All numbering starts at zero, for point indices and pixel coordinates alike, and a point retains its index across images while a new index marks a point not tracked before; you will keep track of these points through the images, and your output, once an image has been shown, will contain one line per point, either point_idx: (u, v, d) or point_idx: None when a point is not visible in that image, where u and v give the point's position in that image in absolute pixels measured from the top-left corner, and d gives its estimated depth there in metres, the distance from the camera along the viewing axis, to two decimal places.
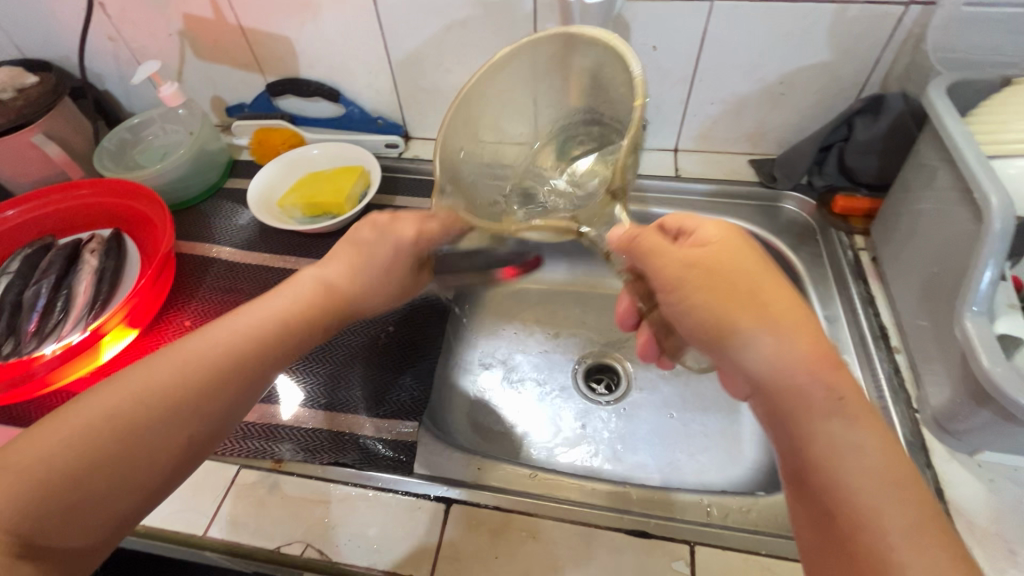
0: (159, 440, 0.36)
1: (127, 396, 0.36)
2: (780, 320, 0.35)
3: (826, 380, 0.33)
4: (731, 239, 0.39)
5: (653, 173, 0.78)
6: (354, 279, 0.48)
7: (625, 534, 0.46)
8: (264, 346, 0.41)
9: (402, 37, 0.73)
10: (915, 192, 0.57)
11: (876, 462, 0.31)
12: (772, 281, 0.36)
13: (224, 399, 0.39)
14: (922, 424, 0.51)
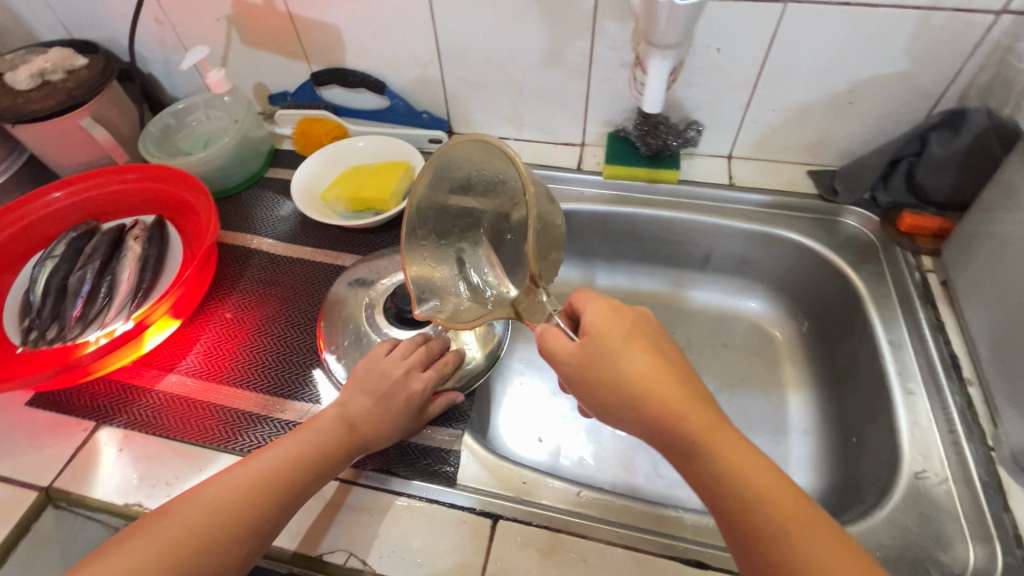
0: (218, 557, 0.39)
1: (155, 549, 0.38)
2: (642, 396, 0.39)
3: (693, 420, 0.38)
4: (601, 312, 0.42)
5: (706, 180, 0.75)
6: (385, 398, 0.49)
7: (681, 563, 0.45)
8: (305, 467, 0.45)
9: (454, 30, 0.71)
10: (997, 216, 0.54)
11: (747, 475, 0.36)
12: (641, 344, 0.40)
13: (239, 550, 0.40)
14: (999, 465, 0.48)
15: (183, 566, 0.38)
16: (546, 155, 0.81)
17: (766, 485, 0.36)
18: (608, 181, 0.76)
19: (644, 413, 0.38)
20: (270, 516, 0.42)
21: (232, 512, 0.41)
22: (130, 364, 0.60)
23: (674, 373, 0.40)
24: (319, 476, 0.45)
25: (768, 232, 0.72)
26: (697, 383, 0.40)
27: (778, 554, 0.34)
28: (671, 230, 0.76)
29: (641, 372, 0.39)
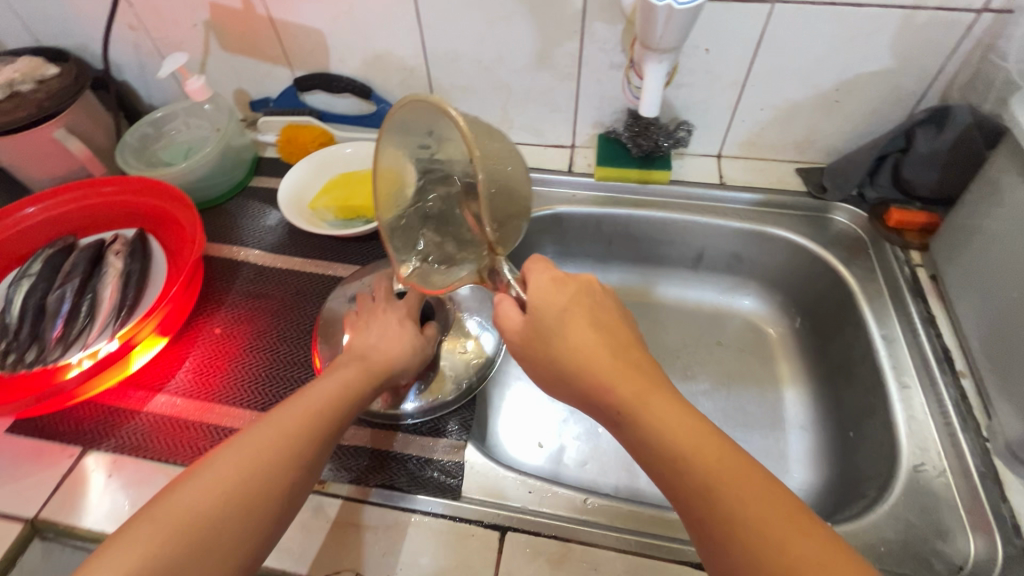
0: (274, 488, 0.39)
1: (206, 493, 0.37)
2: (586, 365, 0.39)
3: (621, 389, 0.38)
4: (543, 283, 0.42)
5: (696, 179, 0.75)
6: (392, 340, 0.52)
7: (692, 568, 0.44)
8: (344, 401, 0.45)
9: (441, 33, 0.70)
10: (984, 211, 0.55)
11: (679, 438, 0.36)
12: (579, 317, 0.41)
13: (294, 478, 0.40)
14: (995, 455, 0.49)
15: (242, 503, 0.37)
16: (537, 157, 0.80)
17: (697, 445, 0.36)
18: (600, 182, 0.76)
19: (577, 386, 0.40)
20: (320, 445, 0.42)
21: (276, 446, 0.40)
22: (116, 385, 0.58)
23: (610, 345, 0.40)
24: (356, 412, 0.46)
25: (759, 230, 0.72)
26: (637, 351, 0.41)
27: (705, 512, 0.34)
28: (664, 230, 0.76)
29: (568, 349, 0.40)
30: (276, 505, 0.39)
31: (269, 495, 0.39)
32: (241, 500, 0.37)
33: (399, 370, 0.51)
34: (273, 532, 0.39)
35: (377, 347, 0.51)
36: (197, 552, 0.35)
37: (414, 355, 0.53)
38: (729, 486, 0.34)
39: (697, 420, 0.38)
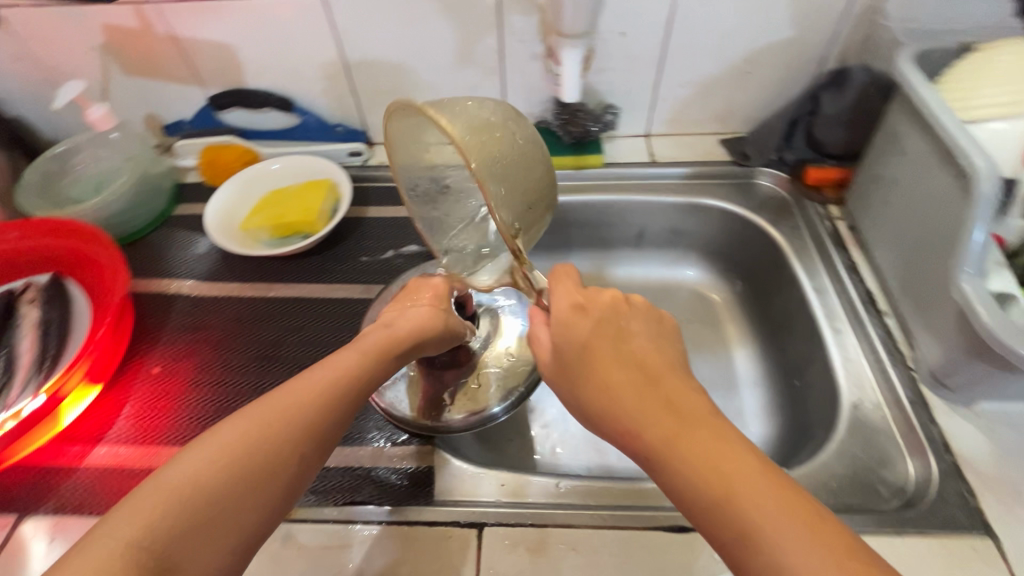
0: (284, 456, 0.36)
1: (211, 459, 0.34)
2: (611, 394, 0.37)
3: (659, 427, 0.35)
4: (565, 315, 0.41)
5: (629, 160, 0.77)
6: (421, 317, 0.50)
7: (666, 532, 0.46)
8: (361, 372, 0.43)
9: (358, 37, 0.68)
10: (888, 161, 0.59)
11: (714, 477, 0.32)
12: (600, 352, 0.39)
13: (306, 449, 0.37)
14: (919, 381, 0.53)
15: (250, 470, 0.35)
16: None
17: (740, 483, 0.31)
18: None
19: (604, 429, 0.38)
20: (336, 415, 0.40)
21: (284, 414, 0.38)
22: (48, 443, 0.53)
23: (636, 378, 0.37)
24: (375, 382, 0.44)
25: (693, 202, 0.75)
26: (669, 379, 0.37)
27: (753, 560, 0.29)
28: (604, 213, 0.78)
29: (585, 386, 0.39)
30: (286, 476, 0.36)
31: (280, 462, 0.36)
32: (251, 465, 0.35)
33: (424, 342, 0.50)
34: (283, 504, 0.36)
35: (404, 316, 0.50)
36: (196, 520, 0.32)
37: (442, 333, 0.52)
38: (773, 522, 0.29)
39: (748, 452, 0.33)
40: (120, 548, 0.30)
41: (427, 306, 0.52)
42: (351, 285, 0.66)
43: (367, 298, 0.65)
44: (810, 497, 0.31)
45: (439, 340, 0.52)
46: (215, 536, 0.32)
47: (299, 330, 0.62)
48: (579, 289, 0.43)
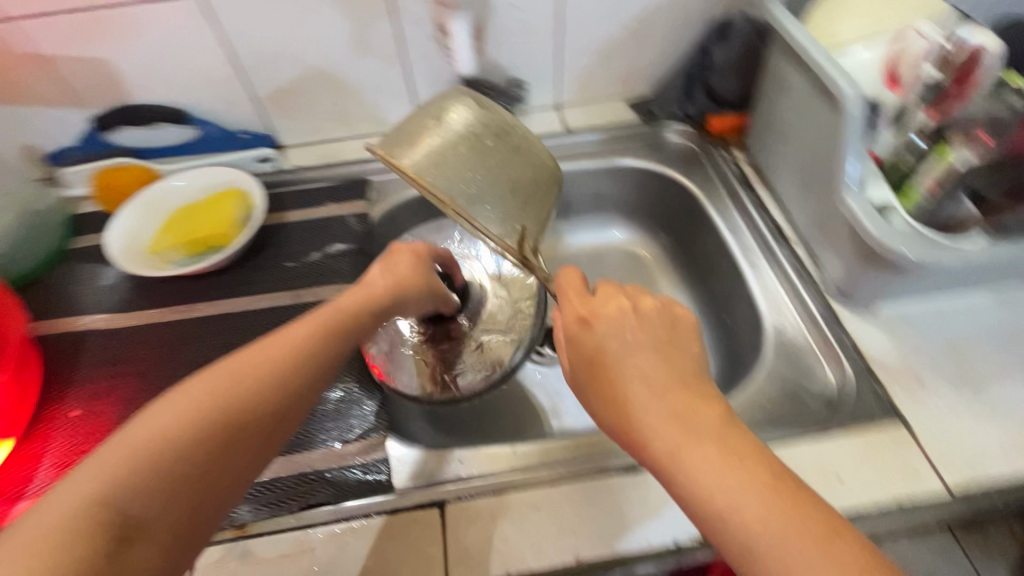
0: (252, 414, 0.36)
1: (177, 416, 0.33)
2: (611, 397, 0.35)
3: (661, 437, 0.33)
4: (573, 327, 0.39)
5: (543, 132, 0.79)
6: (397, 275, 0.50)
7: (620, 474, 0.47)
8: (335, 330, 0.43)
9: (246, 37, 0.66)
10: (776, 100, 0.63)
11: (716, 488, 0.30)
12: (604, 367, 0.37)
13: (276, 407, 0.37)
14: (828, 298, 0.58)
15: (220, 430, 0.34)
16: None
17: (743, 492, 0.30)
18: None
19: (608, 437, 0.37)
20: (308, 375, 0.39)
21: (256, 374, 0.37)
22: None
23: (645, 381, 0.35)
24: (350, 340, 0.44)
25: (611, 163, 0.77)
26: (676, 387, 0.35)
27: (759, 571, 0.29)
28: None
29: (589, 399, 0.37)
30: (256, 434, 0.36)
31: (250, 424, 0.35)
32: (218, 422, 0.34)
33: (407, 295, 0.50)
34: (253, 463, 0.35)
35: (386, 273, 0.49)
36: (161, 476, 0.31)
37: (423, 289, 0.52)
38: (775, 531, 0.28)
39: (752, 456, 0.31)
40: (82, 505, 0.29)
41: (413, 267, 0.51)
42: (279, 293, 0.64)
43: (298, 303, 0.63)
44: (825, 510, 0.30)
45: (418, 294, 0.51)
46: (181, 493, 0.31)
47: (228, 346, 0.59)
48: (585, 296, 0.41)
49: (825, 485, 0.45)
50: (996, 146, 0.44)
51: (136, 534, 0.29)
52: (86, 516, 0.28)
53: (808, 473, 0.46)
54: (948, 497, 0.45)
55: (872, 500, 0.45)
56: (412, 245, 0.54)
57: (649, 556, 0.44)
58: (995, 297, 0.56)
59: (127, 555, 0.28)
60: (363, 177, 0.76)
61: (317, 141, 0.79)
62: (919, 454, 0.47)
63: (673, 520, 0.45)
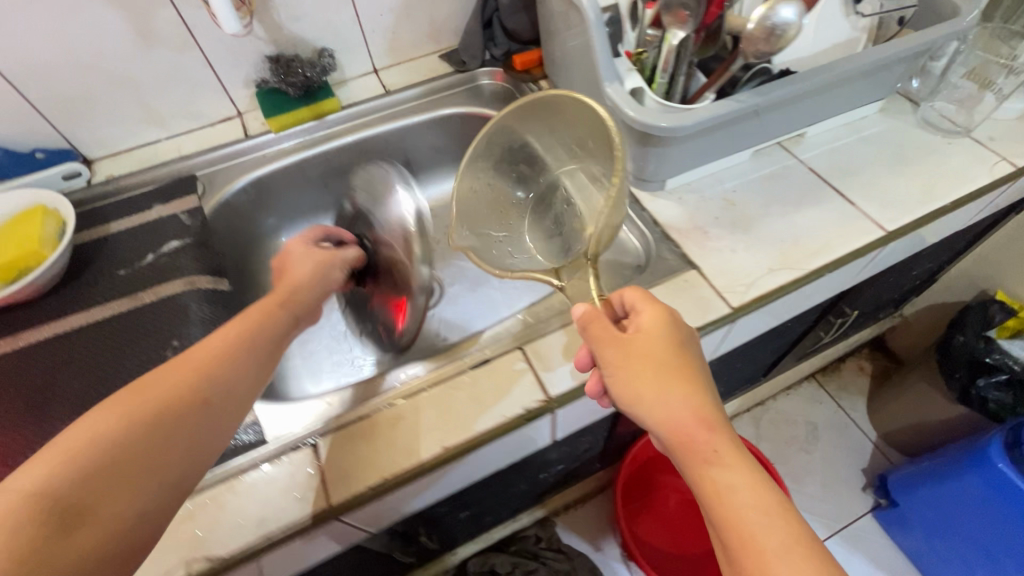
0: (192, 413, 0.39)
1: (118, 413, 0.36)
2: (671, 390, 0.37)
3: (715, 447, 0.36)
4: (664, 324, 0.40)
5: (366, 97, 0.82)
6: (300, 277, 0.55)
7: (472, 370, 0.53)
8: (260, 332, 0.46)
9: (6, 46, 0.61)
10: (554, 25, 0.70)
11: (747, 499, 0.34)
12: (686, 366, 0.38)
13: (214, 402, 0.40)
14: (628, 185, 0.66)
15: (158, 425, 0.37)
16: (210, 138, 0.77)
17: (772, 521, 0.33)
18: (280, 134, 0.77)
19: (644, 421, 0.38)
20: (240, 371, 0.43)
21: (190, 377, 0.40)
22: None
23: (708, 402, 0.38)
24: (276, 340, 0.48)
25: (436, 115, 0.82)
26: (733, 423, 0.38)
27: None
28: (365, 152, 0.82)
29: (637, 380, 0.38)
30: (197, 428, 0.39)
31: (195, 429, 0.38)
32: (160, 419, 0.37)
33: (307, 286, 0.54)
34: (197, 456, 0.38)
35: (285, 277, 0.55)
36: (106, 469, 0.33)
37: (318, 270, 0.56)
38: (790, 559, 0.31)
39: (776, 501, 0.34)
40: (28, 496, 0.31)
41: (301, 259, 0.57)
42: (116, 300, 0.62)
43: (140, 305, 0.62)
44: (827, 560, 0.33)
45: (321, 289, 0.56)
46: (126, 489, 0.34)
47: (69, 361, 0.57)
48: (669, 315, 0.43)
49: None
50: (696, 24, 0.53)
51: (80, 521, 0.31)
52: (30, 504, 0.30)
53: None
54: (733, 314, 0.55)
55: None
56: (297, 242, 0.60)
57: (506, 429, 0.50)
58: (753, 155, 0.67)
59: (74, 536, 0.31)
60: (189, 173, 0.75)
61: (131, 147, 0.76)
62: (708, 287, 0.56)
63: (520, 393, 0.51)
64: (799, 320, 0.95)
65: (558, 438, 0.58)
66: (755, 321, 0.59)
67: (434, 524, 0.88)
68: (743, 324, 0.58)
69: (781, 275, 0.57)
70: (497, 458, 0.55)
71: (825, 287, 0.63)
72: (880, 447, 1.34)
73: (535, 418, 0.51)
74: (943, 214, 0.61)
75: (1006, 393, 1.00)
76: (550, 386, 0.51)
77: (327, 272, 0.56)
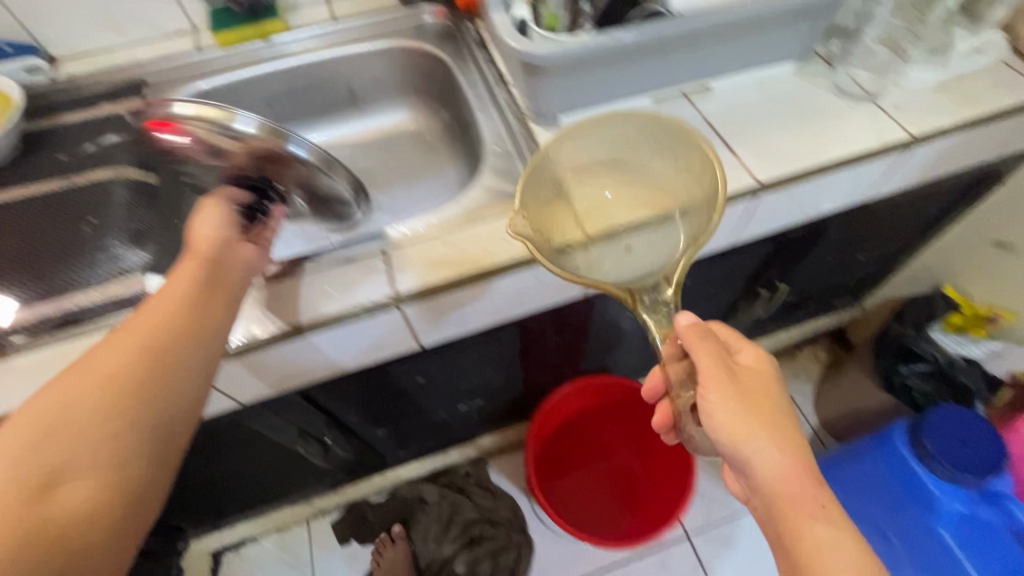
0: (148, 383, 0.41)
1: (76, 385, 0.39)
2: (774, 434, 0.48)
3: (815, 491, 0.46)
4: (768, 374, 0.52)
5: (314, 25, 0.86)
6: (223, 232, 0.52)
7: (335, 265, 0.59)
8: (199, 293, 0.47)
9: None
10: None
11: (832, 545, 0.44)
12: (786, 416, 0.49)
13: (170, 370, 0.43)
14: (527, 120, 0.69)
15: (114, 398, 0.40)
16: (164, 50, 0.84)
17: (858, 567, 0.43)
18: (226, 50, 0.84)
19: (749, 458, 0.47)
20: (184, 335, 0.44)
21: (139, 357, 0.42)
22: None
23: (800, 446, 0.48)
24: (217, 299, 0.48)
25: (376, 46, 0.86)
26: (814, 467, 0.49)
27: None
28: (308, 78, 0.87)
29: (735, 415, 0.48)
30: (150, 396, 0.41)
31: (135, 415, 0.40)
32: (116, 392, 0.40)
33: (222, 247, 0.51)
34: (161, 421, 0.42)
35: (199, 234, 0.51)
36: (69, 441, 0.38)
37: (228, 231, 0.53)
38: None
39: (861, 554, 0.44)
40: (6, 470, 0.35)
41: (207, 218, 0.52)
42: (52, 179, 0.69)
43: (71, 186, 0.69)
44: None
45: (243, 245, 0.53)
46: (92, 458, 0.38)
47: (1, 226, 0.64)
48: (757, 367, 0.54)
49: (490, 246, 0.59)
50: None
51: (54, 487, 0.36)
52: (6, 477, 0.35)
53: (483, 241, 0.59)
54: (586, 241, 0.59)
55: (525, 249, 0.58)
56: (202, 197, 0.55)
57: (348, 318, 0.56)
58: (653, 103, 0.70)
59: (47, 501, 0.36)
60: (141, 78, 0.81)
61: (93, 51, 0.83)
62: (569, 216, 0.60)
63: (369, 288, 0.57)
64: (722, 285, 0.97)
65: (416, 340, 0.64)
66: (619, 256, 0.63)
67: (350, 433, 0.96)
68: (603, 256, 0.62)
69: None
70: (353, 348, 0.62)
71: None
72: (817, 432, 1.36)
73: (379, 312, 0.57)
74: (820, 173, 0.63)
75: (928, 382, 1.03)
76: (396, 285, 0.57)
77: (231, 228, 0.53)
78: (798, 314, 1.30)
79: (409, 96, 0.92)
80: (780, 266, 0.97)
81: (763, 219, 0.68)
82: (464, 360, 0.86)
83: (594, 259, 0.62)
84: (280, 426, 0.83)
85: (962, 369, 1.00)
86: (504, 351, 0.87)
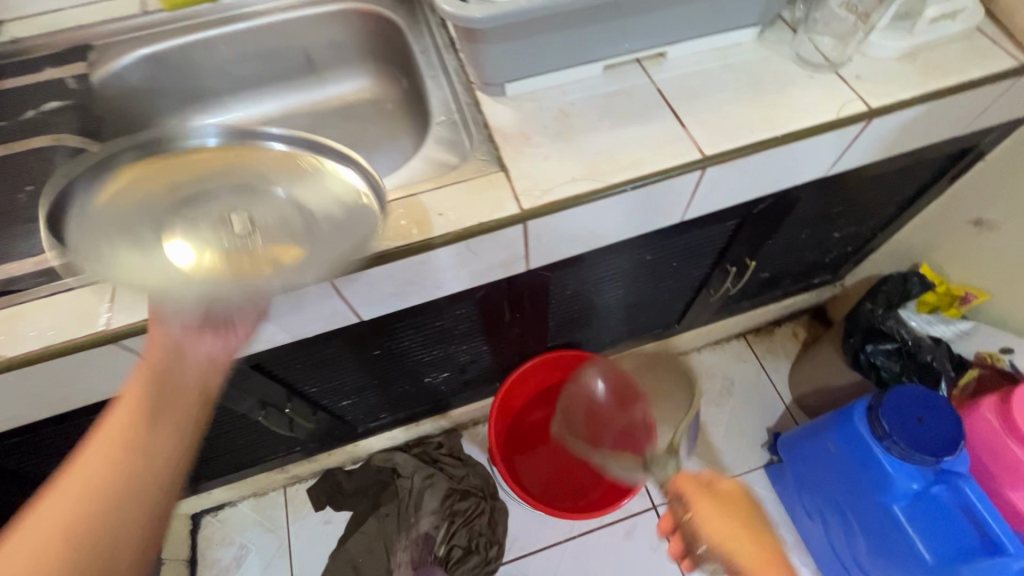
0: (119, 530, 0.40)
1: (33, 544, 0.36)
2: (756, 546, 0.57)
3: None
4: (740, 493, 0.61)
5: None
6: (176, 340, 0.49)
7: None
8: (154, 412, 0.45)
9: None
10: None
11: None
12: (764, 534, 0.58)
13: (139, 505, 0.41)
14: (473, 88, 0.66)
15: (84, 554, 0.37)
16: (110, 11, 0.81)
17: None
18: (172, 13, 0.81)
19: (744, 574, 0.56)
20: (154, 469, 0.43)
21: (150, 423, 0.44)
22: None
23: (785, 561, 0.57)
24: (177, 416, 0.46)
25: (329, 9, 0.82)
26: None
27: None
28: (261, 42, 0.84)
29: (729, 543, 0.57)
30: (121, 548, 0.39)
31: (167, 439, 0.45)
32: (82, 549, 0.37)
33: (180, 367, 0.48)
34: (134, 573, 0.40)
35: (154, 353, 0.48)
36: None
37: (185, 350, 0.49)
38: None
39: None
40: None
41: (161, 336, 0.48)
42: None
43: (11, 155, 0.68)
44: None
45: (202, 350, 0.50)
46: None
47: None
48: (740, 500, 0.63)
49: (420, 219, 0.58)
50: None
51: None
52: None
53: (415, 214, 0.58)
54: (520, 215, 0.57)
55: (457, 223, 0.57)
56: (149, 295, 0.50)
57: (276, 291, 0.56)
58: (605, 71, 0.67)
59: None
60: (85, 42, 0.79)
61: (37, 13, 0.80)
62: (506, 189, 0.59)
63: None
64: (687, 262, 0.95)
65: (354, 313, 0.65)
66: (559, 231, 0.62)
67: (314, 404, 0.97)
68: (542, 230, 0.61)
69: (579, 185, 0.58)
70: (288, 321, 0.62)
71: (647, 211, 0.65)
72: (790, 408, 1.36)
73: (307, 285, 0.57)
74: (771, 146, 0.61)
75: (895, 362, 1.01)
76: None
77: (192, 344, 0.49)
78: (774, 292, 1.28)
79: (368, 62, 0.89)
80: (747, 243, 0.95)
81: (715, 194, 0.66)
82: (420, 335, 0.85)
83: (532, 233, 0.61)
84: (238, 398, 0.84)
85: (930, 349, 0.98)
86: (461, 326, 0.87)
